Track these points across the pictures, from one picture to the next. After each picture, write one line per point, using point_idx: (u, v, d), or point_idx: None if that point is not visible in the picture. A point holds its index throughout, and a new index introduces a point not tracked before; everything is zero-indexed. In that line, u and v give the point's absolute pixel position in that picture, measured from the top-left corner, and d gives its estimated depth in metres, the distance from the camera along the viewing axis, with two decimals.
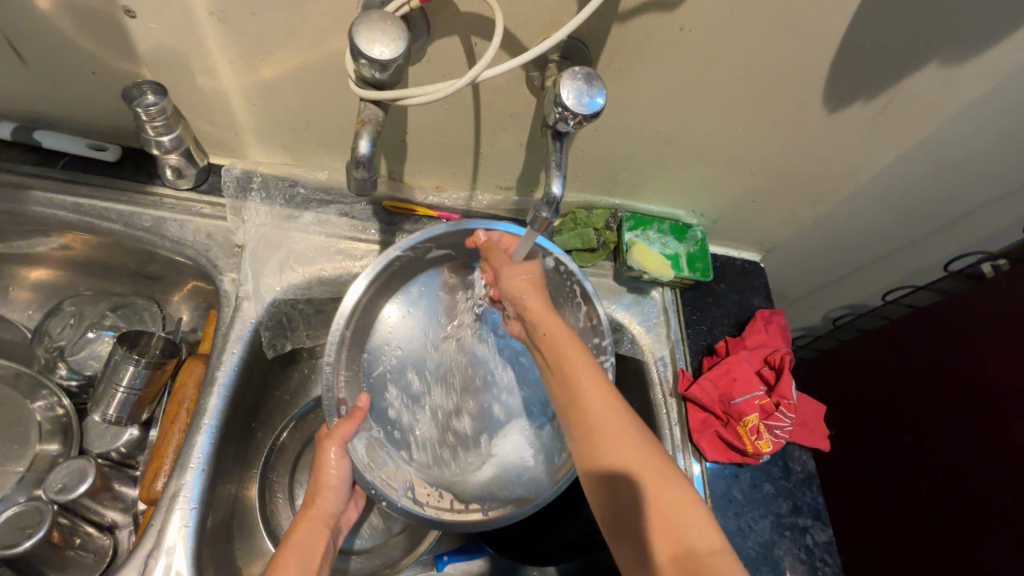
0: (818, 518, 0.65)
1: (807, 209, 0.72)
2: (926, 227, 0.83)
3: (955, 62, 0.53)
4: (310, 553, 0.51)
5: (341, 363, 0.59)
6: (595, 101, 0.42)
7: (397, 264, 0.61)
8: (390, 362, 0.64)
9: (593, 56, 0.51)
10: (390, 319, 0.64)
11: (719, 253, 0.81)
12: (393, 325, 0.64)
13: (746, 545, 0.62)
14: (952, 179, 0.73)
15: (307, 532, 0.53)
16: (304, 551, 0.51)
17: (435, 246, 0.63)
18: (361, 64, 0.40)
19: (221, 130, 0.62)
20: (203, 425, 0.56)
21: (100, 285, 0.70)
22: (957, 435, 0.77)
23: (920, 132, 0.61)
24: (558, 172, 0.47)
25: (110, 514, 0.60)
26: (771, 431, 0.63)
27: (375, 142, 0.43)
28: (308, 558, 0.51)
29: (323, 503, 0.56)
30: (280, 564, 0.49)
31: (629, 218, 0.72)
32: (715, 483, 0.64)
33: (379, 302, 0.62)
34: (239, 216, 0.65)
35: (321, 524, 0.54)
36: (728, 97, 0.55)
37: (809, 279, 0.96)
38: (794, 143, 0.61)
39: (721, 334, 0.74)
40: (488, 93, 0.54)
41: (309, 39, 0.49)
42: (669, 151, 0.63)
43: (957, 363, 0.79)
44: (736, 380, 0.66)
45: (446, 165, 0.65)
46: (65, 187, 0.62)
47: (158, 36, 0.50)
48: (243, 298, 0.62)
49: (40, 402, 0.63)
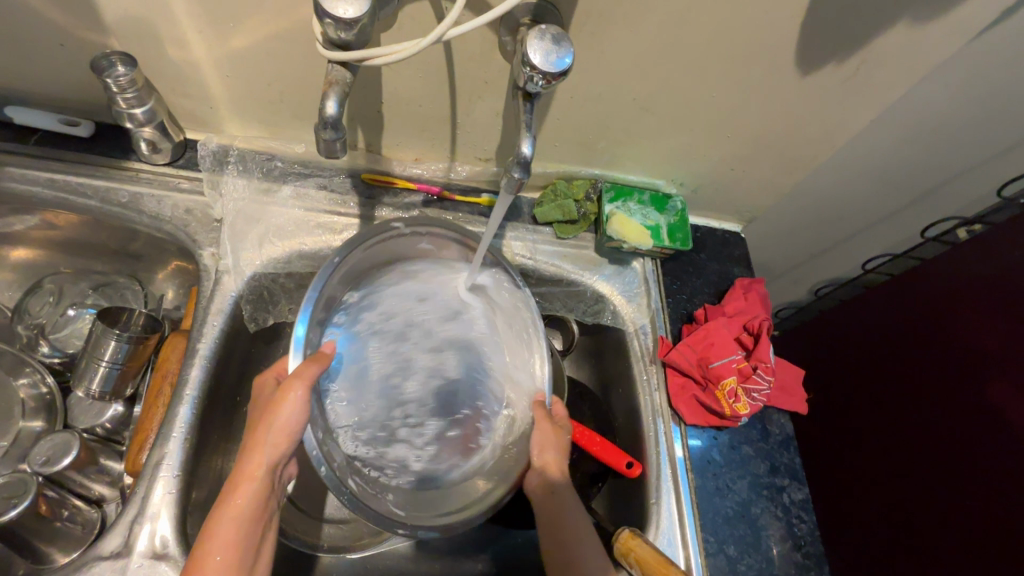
0: (795, 477, 0.66)
1: (785, 176, 0.73)
2: (905, 194, 0.83)
3: (923, 22, 0.53)
4: (251, 521, 0.47)
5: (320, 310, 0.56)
6: (563, 60, 0.42)
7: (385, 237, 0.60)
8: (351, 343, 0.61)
9: (564, 19, 0.50)
10: (354, 300, 0.62)
11: (700, 224, 0.82)
12: (355, 306, 0.62)
13: (725, 504, 0.63)
14: (927, 145, 0.73)
15: (247, 494, 0.47)
16: (244, 521, 0.46)
17: (428, 238, 0.63)
18: (326, 24, 0.40)
19: (195, 103, 0.61)
20: (185, 396, 0.57)
21: (80, 263, 0.70)
22: (931, 397, 0.79)
23: (894, 94, 0.62)
24: (528, 133, 0.47)
25: (98, 488, 0.61)
26: (749, 394, 0.65)
27: (343, 104, 0.43)
28: (249, 528, 0.46)
29: (260, 458, 0.49)
30: (217, 539, 0.45)
31: (609, 189, 0.73)
32: (695, 446, 0.66)
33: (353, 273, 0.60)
34: (217, 190, 0.65)
35: (264, 486, 0.48)
36: (701, 61, 0.55)
37: (791, 251, 0.97)
38: (769, 108, 0.62)
39: (700, 302, 0.75)
40: (461, 60, 0.54)
41: (278, 6, 0.49)
42: (644, 118, 0.63)
43: (933, 327, 0.80)
44: (713, 345, 0.67)
45: (424, 137, 0.65)
46: (41, 163, 0.62)
47: (125, 5, 0.49)
48: (223, 272, 0.62)
49: (23, 380, 0.62)
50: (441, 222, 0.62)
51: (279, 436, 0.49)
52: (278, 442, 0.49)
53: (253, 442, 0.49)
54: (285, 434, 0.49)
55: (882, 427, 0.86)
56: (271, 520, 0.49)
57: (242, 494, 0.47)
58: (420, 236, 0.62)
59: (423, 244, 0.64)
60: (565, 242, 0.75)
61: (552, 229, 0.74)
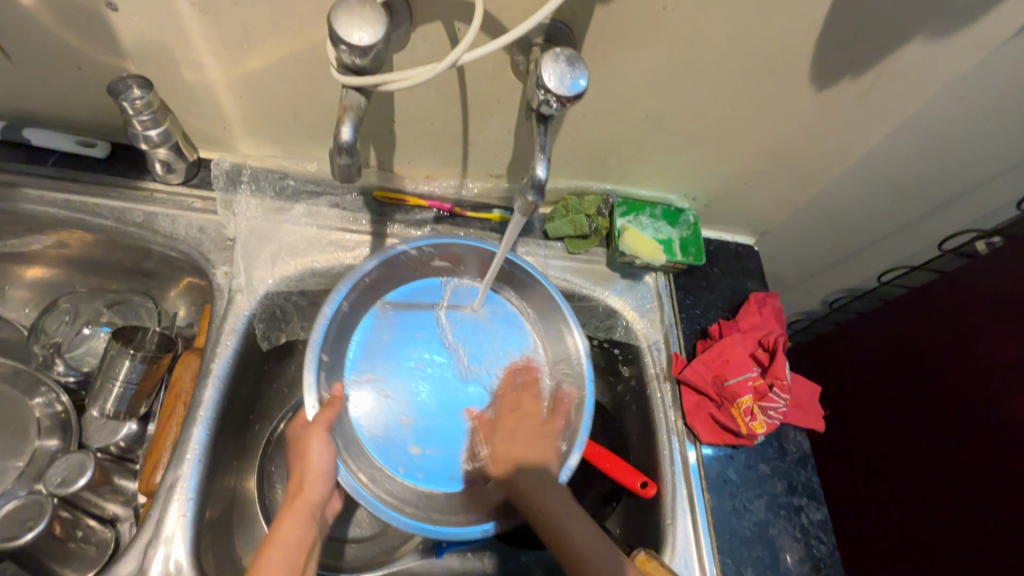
0: (813, 497, 0.65)
1: (799, 190, 0.72)
2: (922, 207, 0.82)
3: (941, 37, 0.53)
4: (299, 549, 0.49)
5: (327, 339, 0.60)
6: (578, 83, 0.42)
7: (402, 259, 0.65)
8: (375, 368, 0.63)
9: (576, 39, 0.50)
10: (371, 329, 0.65)
11: (713, 238, 0.81)
12: (369, 334, 0.65)
13: (741, 524, 0.62)
14: (944, 158, 0.72)
15: (294, 529, 0.51)
16: (292, 549, 0.49)
17: (438, 255, 0.67)
18: (341, 51, 0.40)
19: (209, 123, 0.62)
20: (199, 417, 0.57)
21: (95, 283, 0.71)
22: (952, 412, 0.77)
23: (910, 109, 0.61)
24: (543, 156, 0.47)
25: (112, 507, 0.61)
26: (765, 412, 0.64)
27: (358, 129, 0.43)
28: (295, 556, 0.49)
29: (309, 492, 0.53)
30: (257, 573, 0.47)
31: (620, 204, 0.73)
32: (710, 465, 0.65)
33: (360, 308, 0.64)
34: (230, 209, 0.65)
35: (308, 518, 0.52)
36: (713, 79, 0.55)
37: (805, 264, 0.95)
38: (783, 123, 0.61)
39: (714, 318, 0.74)
40: (473, 80, 0.54)
41: (292, 29, 0.49)
42: (657, 134, 0.63)
43: (952, 341, 0.79)
44: (729, 362, 0.66)
45: (436, 154, 0.65)
46: (58, 184, 0.62)
47: (142, 29, 0.50)
48: (236, 291, 0.63)
49: (39, 399, 0.63)
50: (445, 244, 0.65)
51: (318, 475, 0.53)
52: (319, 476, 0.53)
53: (295, 487, 0.53)
54: (321, 471, 0.53)
55: (901, 443, 0.84)
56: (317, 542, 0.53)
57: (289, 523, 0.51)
58: (431, 254, 0.66)
59: (437, 262, 0.68)
60: (576, 257, 0.74)
61: (564, 244, 0.74)
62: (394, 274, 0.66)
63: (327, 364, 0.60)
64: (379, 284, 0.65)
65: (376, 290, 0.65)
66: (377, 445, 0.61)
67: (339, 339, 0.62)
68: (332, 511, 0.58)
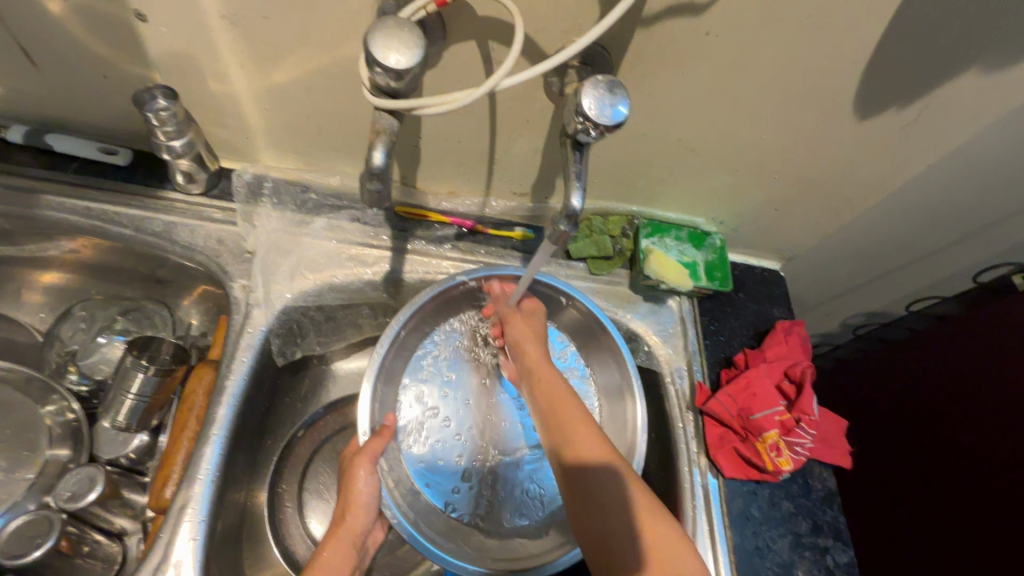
0: (839, 538, 0.63)
1: (832, 217, 0.70)
2: (957, 237, 0.79)
3: (995, 70, 0.50)
4: None
5: (386, 364, 0.61)
6: (618, 110, 0.41)
7: (460, 289, 0.66)
8: (427, 392, 0.66)
9: (613, 62, 0.49)
10: (424, 355, 0.67)
11: (738, 262, 0.79)
12: (424, 359, 0.67)
13: (764, 565, 0.60)
14: (986, 190, 0.70)
15: (336, 554, 0.53)
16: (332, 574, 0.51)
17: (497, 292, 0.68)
18: (376, 72, 0.38)
19: (233, 134, 0.61)
20: (212, 436, 0.56)
21: (110, 289, 0.70)
22: (981, 453, 0.74)
23: (955, 141, 0.59)
24: (578, 184, 0.45)
25: (120, 521, 0.60)
26: (791, 448, 0.61)
27: (389, 154, 0.43)
28: None
29: (352, 522, 0.55)
30: None
31: (645, 225, 0.70)
32: (733, 501, 0.63)
33: (415, 336, 0.66)
34: (250, 222, 0.64)
35: (352, 545, 0.54)
36: (752, 106, 0.53)
37: (830, 289, 0.93)
38: (821, 151, 0.59)
39: (739, 345, 0.72)
40: (504, 100, 0.53)
41: (321, 43, 0.48)
42: (689, 158, 0.61)
43: (982, 377, 0.76)
44: (756, 395, 0.63)
45: (460, 171, 0.64)
46: (78, 191, 0.62)
47: (170, 40, 0.49)
48: (253, 306, 0.61)
49: (51, 407, 0.62)
50: (497, 270, 0.65)
51: (361, 507, 0.56)
52: (361, 512, 0.56)
53: (339, 510, 0.56)
54: (364, 506, 0.56)
55: (923, 479, 0.82)
56: (356, 570, 0.55)
57: (330, 549, 0.53)
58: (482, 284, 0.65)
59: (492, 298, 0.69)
60: (598, 278, 0.72)
61: (586, 264, 0.72)
62: (448, 304, 0.67)
63: (379, 395, 0.62)
64: (435, 312, 0.67)
65: (434, 318, 0.67)
66: (425, 472, 0.64)
67: (392, 372, 0.64)
68: (375, 542, 0.60)
